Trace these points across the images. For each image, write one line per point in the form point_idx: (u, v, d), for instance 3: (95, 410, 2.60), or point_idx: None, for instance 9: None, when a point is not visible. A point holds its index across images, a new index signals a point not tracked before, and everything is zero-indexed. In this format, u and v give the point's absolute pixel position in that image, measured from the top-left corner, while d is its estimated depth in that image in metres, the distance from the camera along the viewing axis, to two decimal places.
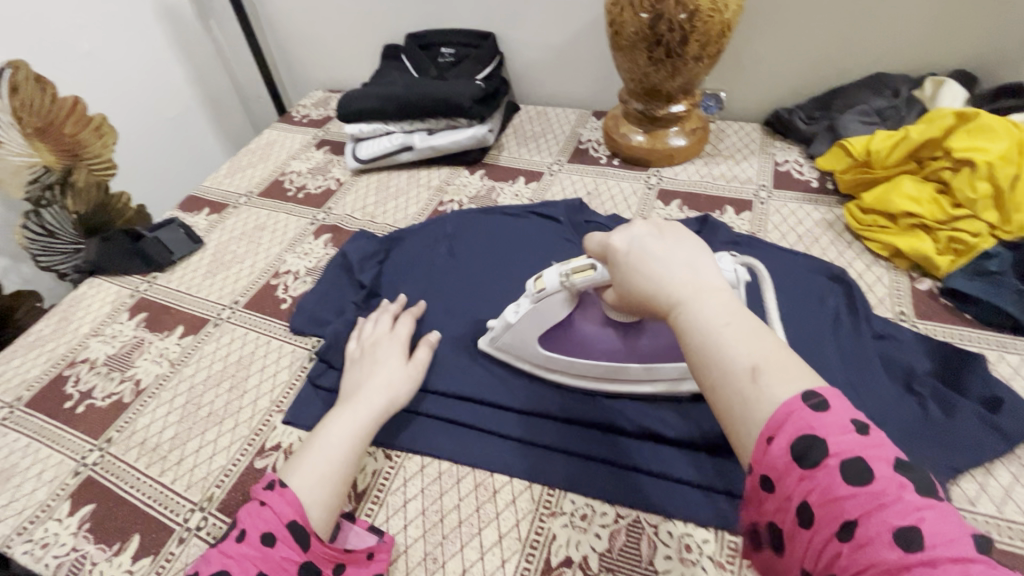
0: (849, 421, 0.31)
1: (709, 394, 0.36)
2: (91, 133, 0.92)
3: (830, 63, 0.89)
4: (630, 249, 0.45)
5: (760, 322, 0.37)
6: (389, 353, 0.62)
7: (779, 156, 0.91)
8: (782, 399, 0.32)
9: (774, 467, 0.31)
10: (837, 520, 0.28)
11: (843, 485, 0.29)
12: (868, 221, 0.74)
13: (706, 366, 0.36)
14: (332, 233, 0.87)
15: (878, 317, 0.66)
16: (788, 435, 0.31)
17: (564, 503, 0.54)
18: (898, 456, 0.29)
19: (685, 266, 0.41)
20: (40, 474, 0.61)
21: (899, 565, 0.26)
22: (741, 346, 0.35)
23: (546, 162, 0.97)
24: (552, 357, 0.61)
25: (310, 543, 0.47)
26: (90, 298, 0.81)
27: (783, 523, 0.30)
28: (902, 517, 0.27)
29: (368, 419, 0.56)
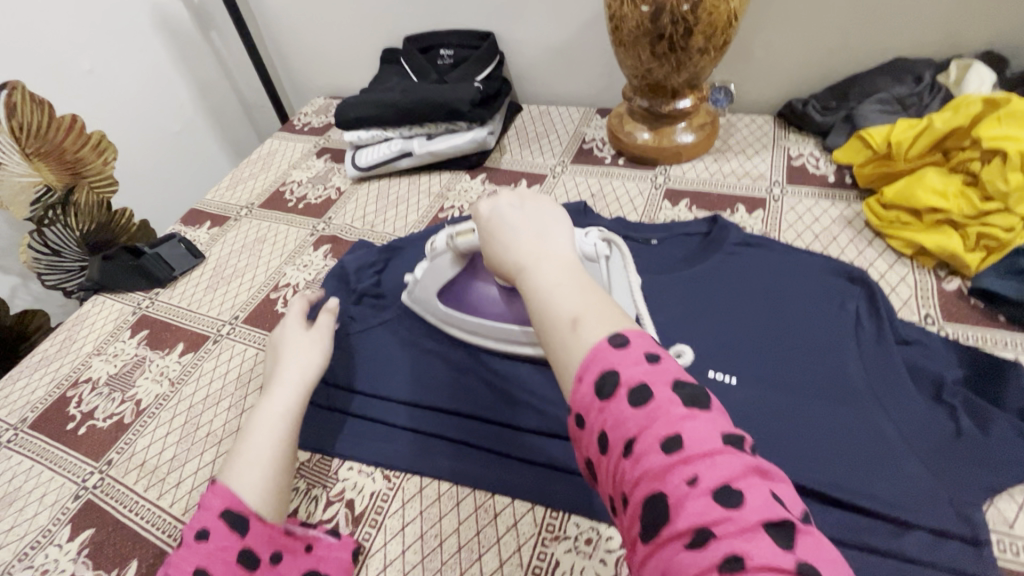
0: (642, 354, 0.36)
1: (541, 344, 0.41)
2: (90, 151, 0.93)
3: (845, 50, 0.85)
4: (492, 223, 0.50)
5: (590, 282, 0.43)
6: (295, 332, 0.63)
7: (793, 149, 0.87)
8: (593, 342, 0.37)
9: (583, 404, 0.36)
10: (622, 440, 0.34)
11: (627, 410, 0.34)
12: (891, 218, 0.69)
13: (541, 318, 0.41)
14: (332, 243, 0.86)
15: (902, 321, 0.61)
16: (593, 371, 0.36)
17: (568, 527, 0.51)
18: (676, 377, 0.35)
19: (536, 238, 0.47)
20: (43, 497, 0.61)
21: (663, 468, 0.32)
22: (568, 302, 0.40)
23: (549, 164, 0.94)
24: (453, 315, 0.66)
25: (247, 527, 0.47)
26: (93, 317, 0.81)
27: (591, 455, 0.36)
28: (668, 428, 0.33)
29: (290, 398, 0.57)
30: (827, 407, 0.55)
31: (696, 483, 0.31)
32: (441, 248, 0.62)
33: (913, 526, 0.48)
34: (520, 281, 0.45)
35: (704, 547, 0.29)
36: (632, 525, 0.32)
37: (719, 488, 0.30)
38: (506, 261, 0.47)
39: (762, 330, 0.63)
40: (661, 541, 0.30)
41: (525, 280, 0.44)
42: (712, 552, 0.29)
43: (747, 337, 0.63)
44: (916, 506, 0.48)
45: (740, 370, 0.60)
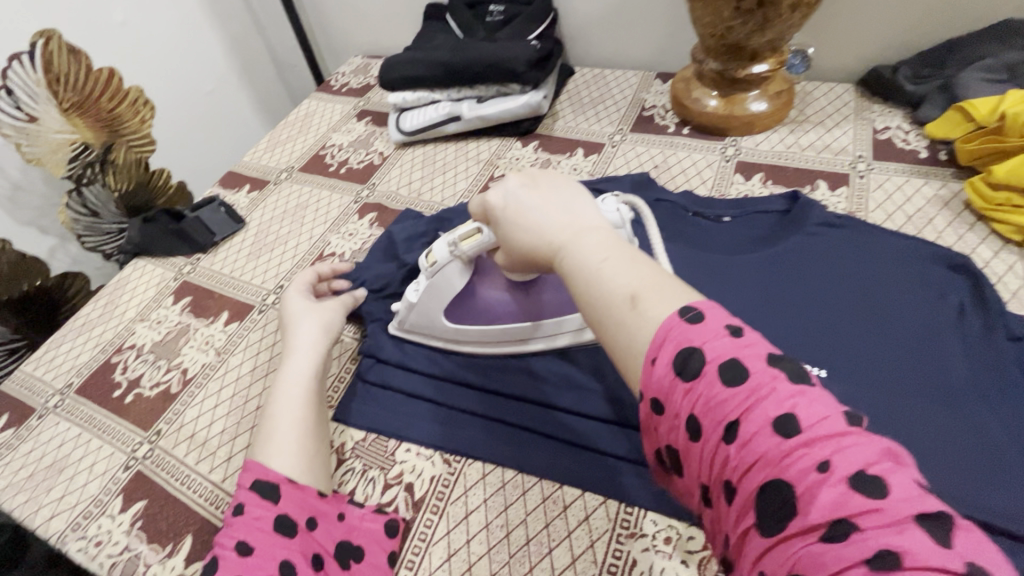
0: (722, 327, 0.31)
1: (595, 327, 0.36)
2: (127, 107, 0.89)
3: (947, 10, 0.76)
4: (508, 208, 0.45)
5: (639, 251, 0.38)
6: (299, 305, 0.62)
7: (879, 121, 0.80)
8: (660, 319, 0.32)
9: (660, 387, 0.31)
10: (721, 424, 0.29)
11: (722, 388, 0.29)
12: (999, 200, 0.63)
13: (593, 301, 0.36)
14: (377, 212, 0.82)
15: (1013, 315, 0.56)
16: (666, 354, 0.31)
17: (645, 524, 0.48)
18: (770, 351, 0.30)
19: (565, 211, 0.42)
20: (92, 466, 0.60)
21: (780, 452, 0.26)
22: (621, 277, 0.35)
23: (606, 132, 0.88)
24: (463, 329, 0.60)
25: (280, 493, 0.47)
26: (135, 281, 0.79)
27: (677, 441, 0.31)
28: (778, 406, 0.27)
29: (306, 369, 0.57)
30: (929, 406, 0.51)
31: (828, 469, 0.25)
32: (443, 260, 0.56)
33: None
34: (557, 264, 0.40)
35: (846, 541, 0.24)
36: (742, 517, 0.27)
37: (857, 473, 0.25)
38: (534, 239, 0.42)
39: (852, 319, 0.58)
40: (786, 537, 0.25)
41: (563, 254, 0.39)
42: (860, 546, 0.23)
43: (834, 325, 0.57)
44: None
45: (828, 361, 0.55)
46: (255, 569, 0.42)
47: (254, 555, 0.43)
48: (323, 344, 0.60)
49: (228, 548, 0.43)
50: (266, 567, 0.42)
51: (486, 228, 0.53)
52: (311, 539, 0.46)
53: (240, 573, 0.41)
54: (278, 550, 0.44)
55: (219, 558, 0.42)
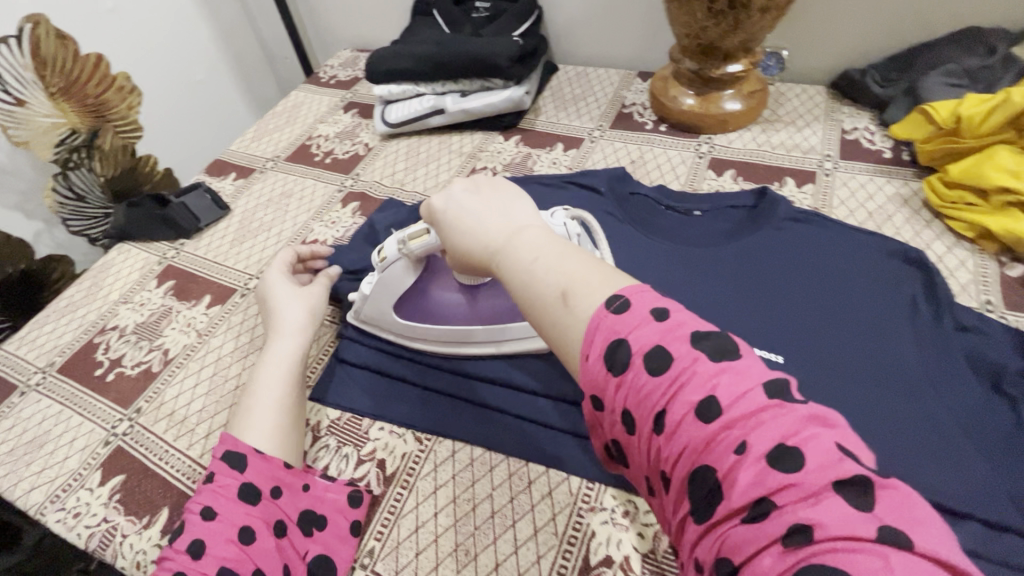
0: (647, 314, 0.32)
1: (535, 324, 0.38)
2: (114, 93, 0.91)
3: (913, 16, 0.79)
4: (451, 214, 0.47)
5: (570, 245, 0.40)
6: (285, 288, 0.64)
7: (847, 122, 0.83)
8: (588, 314, 0.34)
9: (596, 384, 0.33)
10: (651, 414, 0.30)
11: (648, 377, 0.31)
12: (952, 198, 0.66)
13: (529, 300, 0.38)
14: (361, 201, 0.84)
15: (961, 306, 0.59)
16: (595, 346, 0.33)
17: (605, 498, 0.50)
18: (695, 331, 0.31)
19: (499, 213, 0.44)
20: (72, 442, 0.61)
21: (703, 437, 0.28)
22: (552, 275, 0.37)
23: (587, 128, 0.90)
24: (414, 326, 0.62)
25: (246, 464, 0.49)
26: (119, 264, 0.80)
27: (620, 435, 0.32)
28: (698, 391, 0.29)
29: (290, 351, 0.59)
30: (877, 391, 0.53)
31: (746, 448, 0.27)
32: (392, 256, 0.58)
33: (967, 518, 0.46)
34: (496, 266, 0.42)
35: (765, 518, 0.25)
36: (679, 504, 0.29)
37: (772, 449, 0.26)
38: (471, 243, 0.44)
39: (811, 309, 0.60)
40: (713, 522, 0.27)
41: (499, 254, 0.41)
42: (776, 522, 0.25)
43: (794, 315, 0.60)
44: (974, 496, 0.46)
45: (785, 348, 0.58)
46: (216, 535, 0.44)
47: (216, 520, 0.45)
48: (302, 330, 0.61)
49: (194, 513, 0.45)
50: (225, 533, 0.45)
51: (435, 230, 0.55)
52: (274, 506, 0.48)
53: (203, 536, 0.44)
54: (240, 517, 0.46)
55: (185, 522, 0.45)
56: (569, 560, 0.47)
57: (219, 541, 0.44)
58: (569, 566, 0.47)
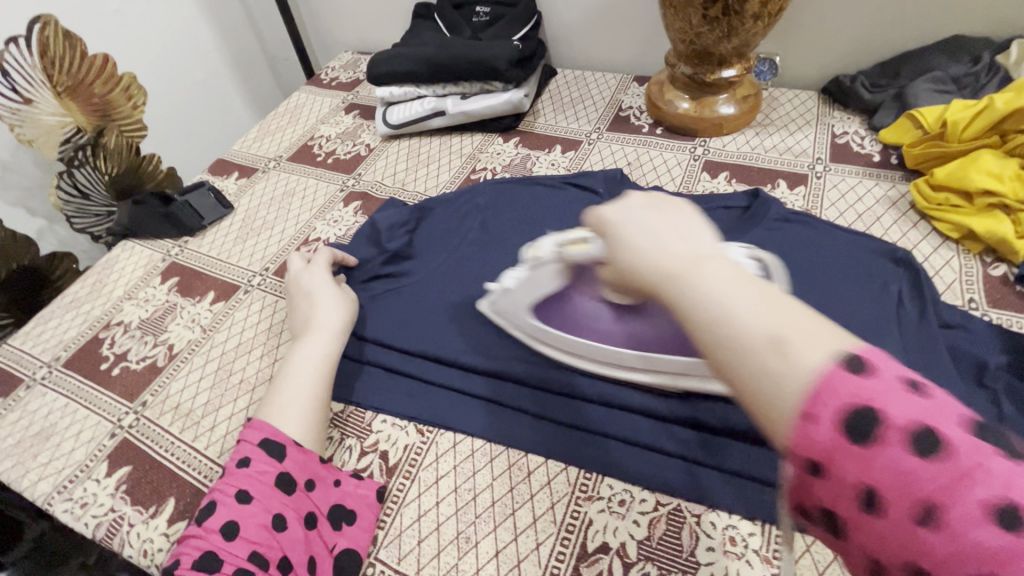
0: (898, 382, 0.24)
1: (726, 375, 0.28)
2: (120, 94, 0.92)
3: (901, 25, 0.81)
4: (606, 218, 0.37)
5: (775, 287, 0.30)
6: (320, 283, 0.64)
7: (838, 126, 0.85)
8: (817, 372, 0.25)
9: (823, 451, 0.24)
10: (917, 503, 0.22)
11: (914, 458, 0.23)
12: (939, 200, 0.68)
13: (721, 341, 0.28)
14: (362, 200, 0.85)
15: (946, 304, 0.61)
16: (832, 412, 0.24)
17: (602, 488, 0.52)
18: (969, 415, 0.24)
19: (675, 235, 0.33)
20: (79, 434, 0.62)
21: (997, 550, 0.21)
22: (759, 316, 0.28)
23: (584, 130, 0.92)
24: (545, 328, 0.58)
25: (284, 454, 0.50)
26: (124, 261, 0.81)
27: (845, 513, 0.24)
28: (994, 492, 0.21)
29: (326, 347, 0.59)
30: None
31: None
32: (546, 259, 0.52)
33: None
34: (660, 289, 0.32)
35: None
36: None
37: None
38: (636, 266, 0.33)
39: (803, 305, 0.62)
40: None
41: (678, 282, 0.31)
42: None
43: None
44: None
45: None
46: (248, 517, 0.46)
47: (251, 503, 0.46)
48: (338, 330, 0.61)
49: (227, 496, 0.47)
50: (257, 516, 0.46)
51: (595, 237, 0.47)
52: (306, 499, 0.50)
53: (236, 518, 0.45)
54: (273, 503, 0.47)
55: (217, 502, 0.47)
56: (567, 547, 0.49)
57: (251, 524, 0.45)
58: (568, 553, 0.49)
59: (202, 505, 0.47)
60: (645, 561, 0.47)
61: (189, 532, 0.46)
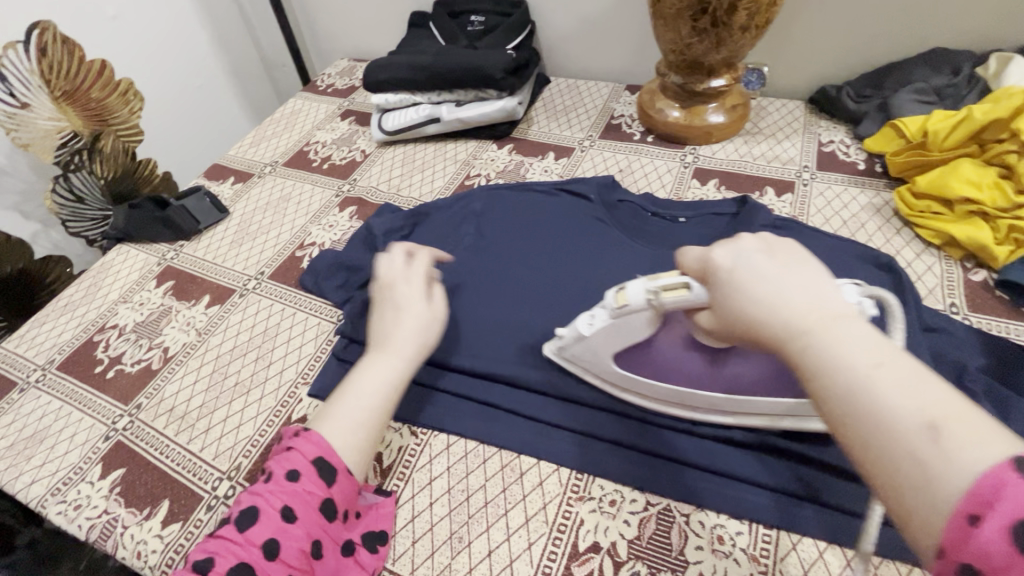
0: None
1: (863, 455, 0.28)
2: (117, 99, 0.93)
3: (885, 37, 0.84)
4: (729, 269, 0.36)
5: (920, 363, 0.29)
6: (412, 295, 0.58)
7: (824, 135, 0.87)
8: (983, 471, 0.24)
9: (987, 562, 0.22)
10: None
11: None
12: (920, 207, 0.70)
13: (865, 420, 0.28)
14: (358, 205, 0.86)
15: (928, 309, 0.62)
16: (1003, 516, 0.22)
17: (593, 488, 0.53)
18: None
19: (803, 293, 0.33)
20: (73, 436, 0.62)
21: None
22: (907, 399, 0.27)
23: (577, 137, 0.94)
24: (630, 376, 0.54)
25: (335, 478, 0.47)
26: (119, 265, 0.82)
27: None
28: None
29: (400, 370, 0.54)
30: None
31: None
32: (635, 305, 0.48)
33: None
34: (796, 353, 0.31)
35: None
36: None
37: None
38: (763, 327, 0.33)
39: None
40: None
41: (814, 349, 0.31)
42: None
43: None
44: None
45: None
46: (289, 540, 0.44)
47: (294, 524, 0.44)
48: (416, 353, 0.55)
49: (273, 511, 0.44)
50: (298, 540, 0.44)
51: (697, 284, 0.43)
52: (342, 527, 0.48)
53: (277, 536, 0.43)
54: (314, 528, 0.45)
55: (259, 511, 0.44)
56: (559, 546, 0.50)
57: (292, 547, 0.43)
58: (559, 552, 0.49)
59: (241, 509, 0.45)
60: (634, 559, 0.48)
61: (223, 531, 0.44)
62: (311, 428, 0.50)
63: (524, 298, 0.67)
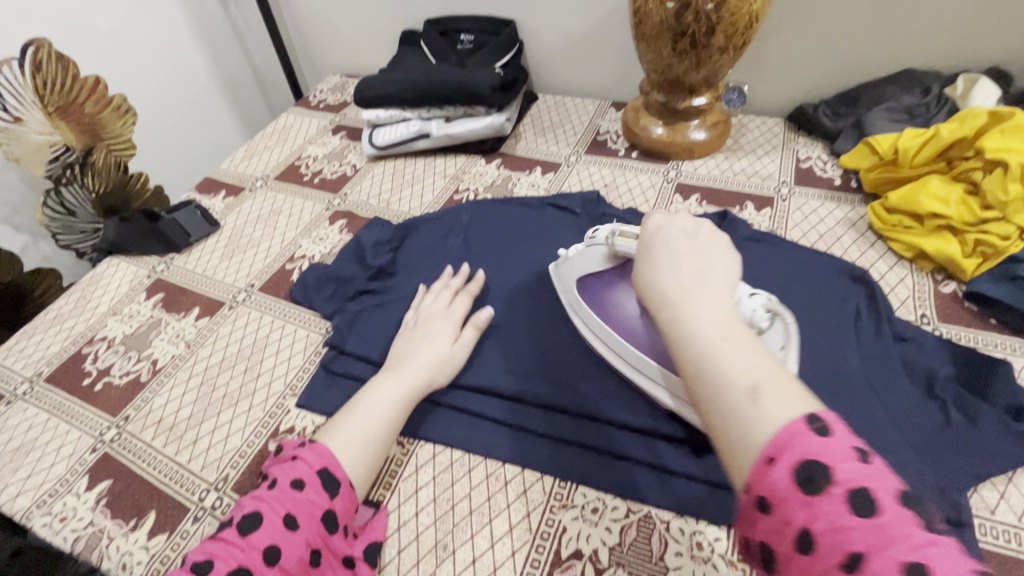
0: (851, 448, 0.29)
1: (700, 398, 0.36)
2: (111, 114, 0.94)
3: (857, 59, 0.87)
4: (654, 240, 0.47)
5: (752, 336, 0.38)
6: (437, 328, 0.64)
7: (802, 152, 0.90)
8: (782, 421, 0.31)
9: (774, 490, 0.30)
10: (842, 551, 0.27)
11: (850, 514, 0.27)
12: (893, 222, 0.73)
13: (704, 373, 0.36)
14: (347, 219, 0.87)
15: (900, 319, 0.64)
16: (789, 458, 0.30)
17: (576, 496, 0.54)
18: (901, 487, 0.28)
19: (678, 279, 0.43)
20: (59, 449, 0.62)
21: None
22: (740, 364, 0.35)
23: (563, 153, 0.96)
24: (581, 304, 0.63)
25: (337, 490, 0.50)
26: (109, 277, 0.82)
27: (780, 548, 0.29)
28: (909, 552, 0.26)
29: (409, 392, 0.58)
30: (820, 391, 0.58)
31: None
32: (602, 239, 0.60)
33: None
34: (668, 312, 0.41)
35: None
36: None
37: None
38: (657, 289, 0.43)
39: None
40: None
41: (674, 318, 0.40)
42: None
43: None
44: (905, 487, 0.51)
45: None
46: (288, 545, 0.45)
47: (294, 531, 0.46)
48: (425, 378, 0.59)
49: (274, 516, 0.46)
50: (296, 546, 0.45)
51: None
52: (340, 542, 0.49)
53: (277, 541, 0.45)
54: (313, 537, 0.47)
55: (262, 516, 0.46)
56: (542, 554, 0.51)
57: (290, 552, 0.45)
58: (542, 559, 0.50)
59: (244, 513, 0.47)
60: (616, 566, 0.49)
61: (225, 534, 0.45)
62: (318, 439, 0.54)
63: (509, 310, 0.69)
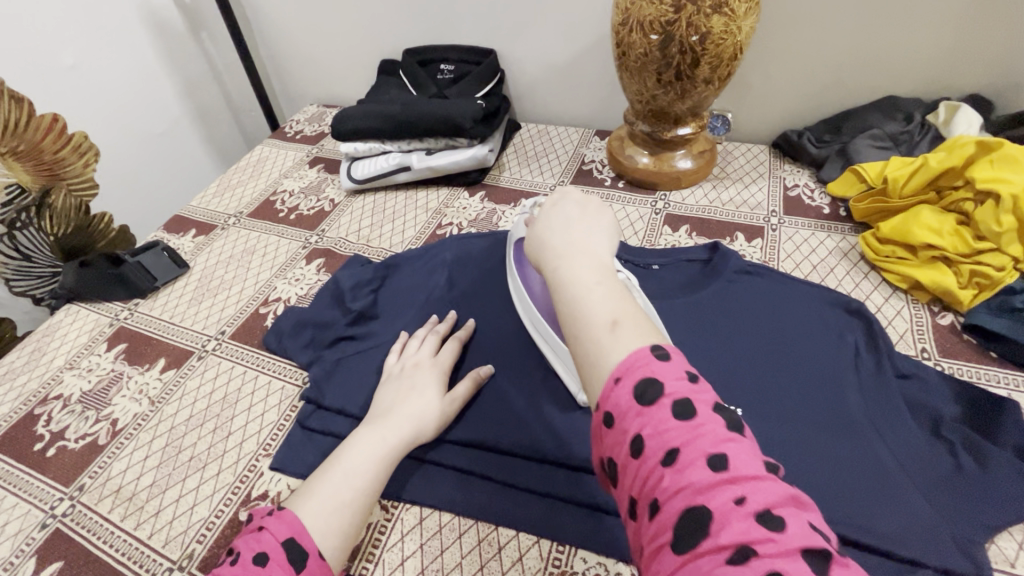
0: (684, 370, 0.34)
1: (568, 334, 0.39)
2: (71, 152, 0.89)
3: (837, 86, 0.87)
4: (551, 203, 0.49)
5: (618, 279, 0.41)
6: (427, 380, 0.60)
7: (789, 179, 0.89)
8: (634, 348, 0.35)
9: (618, 406, 0.33)
10: (663, 449, 0.31)
11: (672, 419, 0.32)
12: (886, 252, 0.71)
13: (574, 312, 0.39)
14: (325, 258, 0.83)
15: (900, 355, 0.62)
16: (631, 378, 0.34)
17: (576, 562, 0.50)
18: (718, 400, 0.33)
19: (566, 231, 0.45)
20: (5, 527, 0.57)
21: (706, 484, 0.29)
22: (606, 305, 0.38)
23: (548, 183, 0.94)
24: (513, 266, 0.68)
25: (305, 564, 0.44)
26: (67, 327, 0.77)
27: (619, 456, 0.33)
28: (712, 445, 0.30)
29: (392, 447, 0.54)
30: (825, 436, 0.55)
31: (741, 503, 0.28)
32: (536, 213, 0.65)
33: (919, 565, 0.48)
34: (549, 265, 0.43)
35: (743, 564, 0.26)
36: (659, 533, 0.30)
37: (763, 511, 0.28)
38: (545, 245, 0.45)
39: (767, 359, 0.62)
40: (695, 554, 0.28)
41: (556, 264, 0.43)
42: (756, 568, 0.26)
43: (750, 363, 0.62)
44: (923, 542, 0.48)
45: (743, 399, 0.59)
46: None
47: None
48: (408, 433, 0.55)
49: None
50: None
51: None
52: None
53: None
54: None
55: None
56: None
57: None
58: None
59: None
60: None
61: None
62: (288, 507, 0.49)
63: (498, 354, 0.65)
